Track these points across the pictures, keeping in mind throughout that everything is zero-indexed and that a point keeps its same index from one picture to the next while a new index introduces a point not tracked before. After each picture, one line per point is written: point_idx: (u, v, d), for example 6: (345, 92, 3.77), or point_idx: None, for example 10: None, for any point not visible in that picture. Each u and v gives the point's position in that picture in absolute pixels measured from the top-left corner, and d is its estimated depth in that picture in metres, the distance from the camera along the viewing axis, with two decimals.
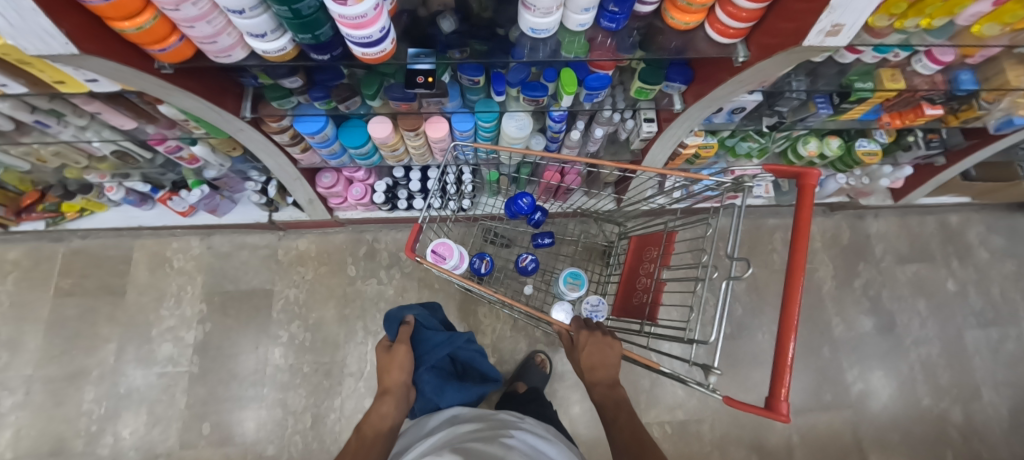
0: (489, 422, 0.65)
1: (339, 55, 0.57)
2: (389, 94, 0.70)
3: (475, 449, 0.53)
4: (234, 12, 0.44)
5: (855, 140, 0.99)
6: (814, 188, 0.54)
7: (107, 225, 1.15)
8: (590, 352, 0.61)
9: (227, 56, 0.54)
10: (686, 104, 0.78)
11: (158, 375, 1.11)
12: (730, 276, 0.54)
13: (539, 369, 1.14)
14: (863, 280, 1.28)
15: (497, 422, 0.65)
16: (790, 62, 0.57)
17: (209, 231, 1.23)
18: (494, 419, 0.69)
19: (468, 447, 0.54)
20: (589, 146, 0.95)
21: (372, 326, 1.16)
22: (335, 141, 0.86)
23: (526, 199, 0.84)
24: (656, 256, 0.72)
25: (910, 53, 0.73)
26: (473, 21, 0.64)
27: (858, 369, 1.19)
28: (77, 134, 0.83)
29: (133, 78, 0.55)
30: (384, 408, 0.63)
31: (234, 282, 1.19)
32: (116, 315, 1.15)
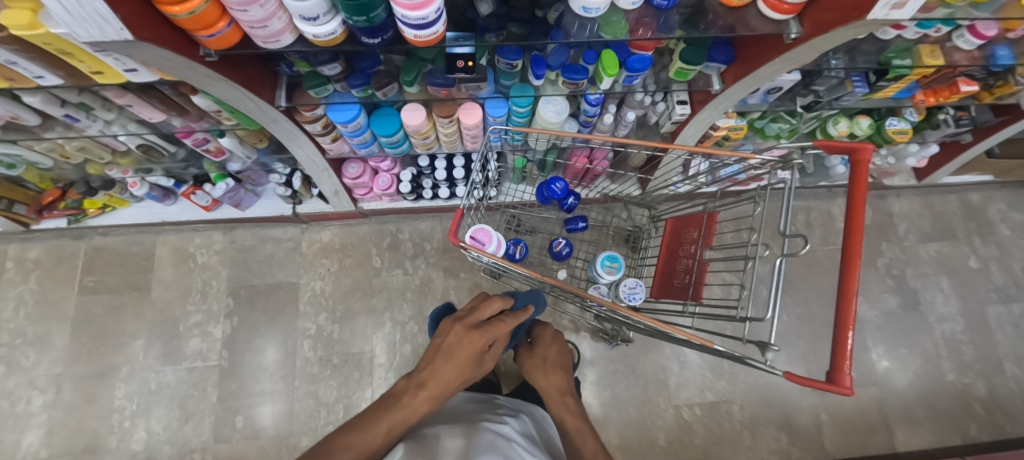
0: (483, 409, 0.70)
1: (388, 38, 0.55)
2: (430, 80, 0.70)
3: (472, 431, 0.58)
4: None
5: (885, 119, 0.98)
6: (869, 163, 0.51)
7: (129, 221, 1.14)
8: (570, 419, 0.70)
9: (275, 41, 0.53)
10: (725, 85, 0.76)
11: (187, 370, 1.11)
12: (784, 253, 0.51)
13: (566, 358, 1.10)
14: (887, 259, 1.28)
15: (489, 410, 0.70)
16: (844, 37, 0.56)
17: (231, 225, 1.22)
18: (486, 403, 0.75)
19: (468, 425, 0.59)
20: (620, 129, 0.95)
21: (400, 316, 1.17)
22: (366, 129, 0.84)
23: (560, 183, 0.81)
24: (697, 237, 0.68)
25: (952, 28, 0.72)
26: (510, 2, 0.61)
27: (882, 347, 1.21)
28: (103, 129, 0.81)
29: (178, 67, 0.54)
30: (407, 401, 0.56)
31: (259, 276, 1.19)
32: (142, 311, 1.15)
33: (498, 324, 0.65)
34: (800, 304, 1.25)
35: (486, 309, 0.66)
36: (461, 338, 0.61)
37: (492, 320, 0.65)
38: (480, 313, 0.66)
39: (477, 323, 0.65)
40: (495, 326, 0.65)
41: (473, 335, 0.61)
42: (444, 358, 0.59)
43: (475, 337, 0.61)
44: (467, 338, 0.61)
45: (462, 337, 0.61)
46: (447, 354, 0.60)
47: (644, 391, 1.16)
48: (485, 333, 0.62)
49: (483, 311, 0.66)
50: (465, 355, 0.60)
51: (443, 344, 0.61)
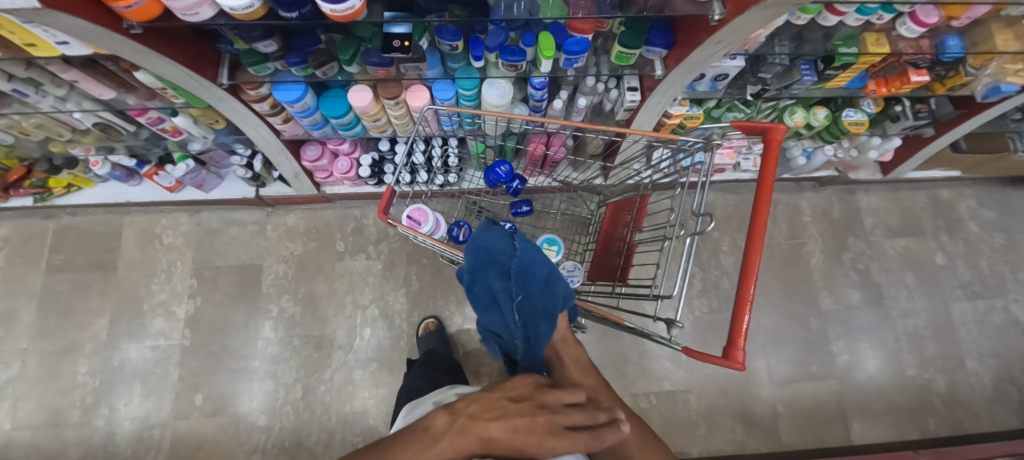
0: None
1: (308, 13, 0.56)
2: (366, 59, 0.70)
3: None
4: None
5: (843, 110, 0.97)
6: (780, 143, 0.51)
7: (95, 201, 1.16)
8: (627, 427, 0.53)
9: (194, 14, 0.52)
10: (667, 70, 0.76)
11: (151, 348, 1.13)
12: (694, 231, 0.52)
13: None
14: (852, 254, 1.28)
15: None
16: (765, 17, 0.56)
17: (197, 207, 1.23)
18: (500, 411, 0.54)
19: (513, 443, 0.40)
20: (573, 116, 0.96)
21: (361, 300, 1.18)
22: (316, 110, 0.85)
23: (504, 167, 0.81)
24: (629, 220, 0.70)
25: (894, 16, 0.72)
26: None
27: (844, 341, 1.21)
28: (56, 105, 0.82)
29: (103, 39, 0.54)
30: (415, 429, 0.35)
31: (223, 258, 1.20)
32: (109, 289, 1.17)
33: (580, 438, 0.34)
34: (763, 297, 1.24)
35: (576, 419, 0.35)
36: (532, 425, 0.33)
37: (580, 435, 0.34)
38: (571, 410, 0.35)
39: (557, 425, 0.34)
40: (575, 443, 0.34)
41: (552, 440, 0.33)
42: (500, 431, 0.33)
43: (551, 444, 0.33)
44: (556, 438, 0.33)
45: (538, 421, 0.33)
46: (503, 424, 0.33)
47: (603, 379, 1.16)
48: (566, 445, 0.33)
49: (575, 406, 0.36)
50: (531, 451, 0.33)
51: (501, 405, 0.35)
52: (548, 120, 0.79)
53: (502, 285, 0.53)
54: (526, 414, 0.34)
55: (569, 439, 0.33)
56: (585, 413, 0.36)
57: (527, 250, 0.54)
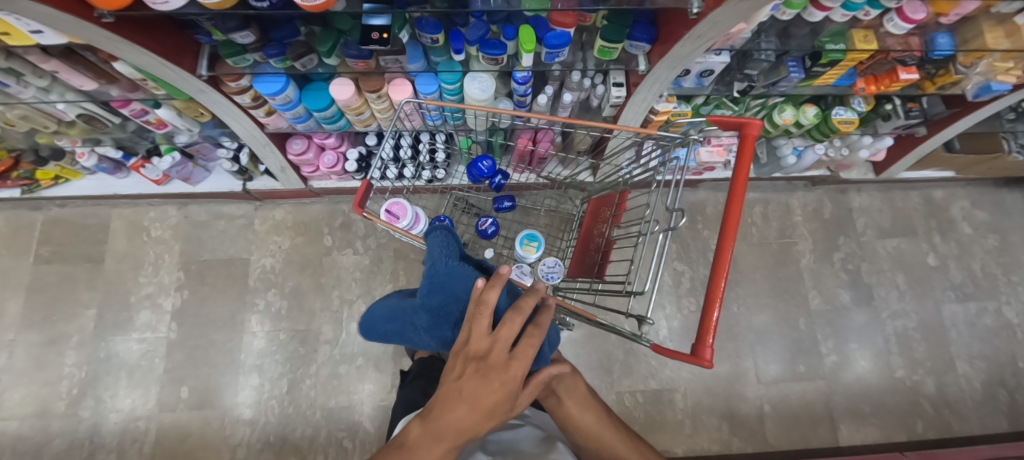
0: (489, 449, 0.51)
1: (279, 3, 0.54)
2: (345, 51, 0.69)
3: None
4: None
5: (833, 108, 0.96)
6: (755, 138, 0.50)
7: (83, 193, 1.16)
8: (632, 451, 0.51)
9: (164, 3, 0.52)
10: (651, 65, 0.76)
11: (137, 341, 1.13)
12: (667, 228, 0.51)
13: None
14: (842, 254, 1.27)
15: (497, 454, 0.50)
16: (743, 11, 0.55)
17: (185, 200, 1.23)
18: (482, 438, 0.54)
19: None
20: (559, 112, 0.95)
21: (348, 295, 1.18)
22: (298, 104, 0.84)
23: (487, 162, 0.81)
24: (608, 216, 0.69)
25: (881, 11, 0.71)
26: None
27: (832, 341, 1.20)
28: (39, 96, 0.81)
29: (74, 27, 0.53)
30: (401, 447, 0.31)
31: (211, 251, 1.20)
32: (96, 281, 1.17)
33: (527, 352, 0.31)
34: (752, 296, 1.23)
35: (508, 336, 0.32)
36: (486, 375, 0.30)
37: (523, 346, 0.32)
38: (502, 337, 0.32)
39: (501, 357, 0.31)
40: (526, 351, 0.32)
41: (505, 373, 0.30)
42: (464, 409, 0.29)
43: (507, 376, 0.30)
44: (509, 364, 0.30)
45: (485, 373, 0.30)
46: (466, 400, 0.29)
47: (589, 378, 1.15)
48: (519, 364, 0.31)
49: (502, 331, 0.33)
50: (497, 399, 0.30)
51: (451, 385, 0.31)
52: (532, 114, 0.78)
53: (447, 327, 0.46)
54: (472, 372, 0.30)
55: (519, 356, 0.31)
56: (509, 324, 0.33)
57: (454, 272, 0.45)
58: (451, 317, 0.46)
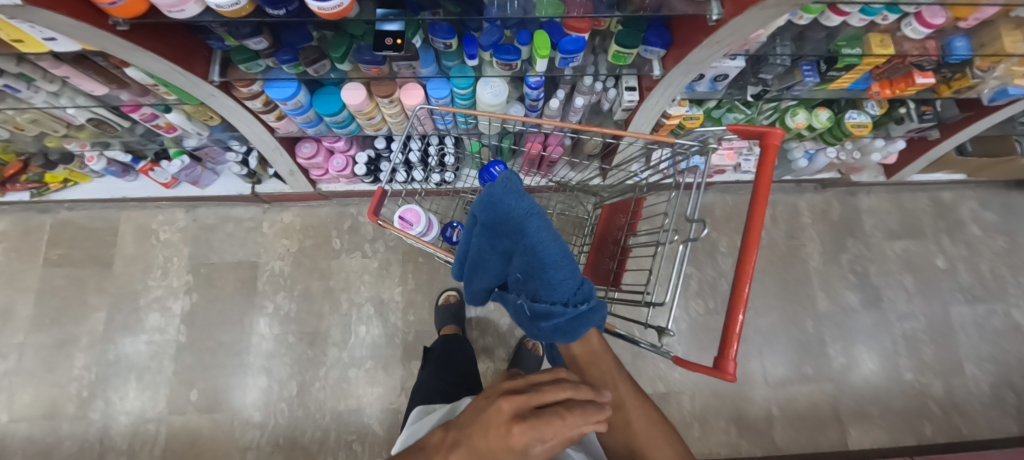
0: None
1: (296, 11, 0.54)
2: (359, 57, 0.69)
3: None
4: None
5: (845, 112, 0.95)
6: (777, 148, 0.50)
7: (91, 196, 1.15)
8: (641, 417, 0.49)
9: (180, 11, 0.52)
10: (665, 70, 0.75)
11: (146, 344, 1.13)
12: (687, 238, 0.50)
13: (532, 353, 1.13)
14: (852, 256, 1.27)
15: None
16: (764, 19, 0.54)
17: (193, 203, 1.23)
18: None
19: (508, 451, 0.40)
20: (570, 115, 0.94)
21: (356, 298, 1.18)
22: (309, 108, 0.84)
23: (499, 168, 0.80)
24: (623, 223, 0.69)
25: (899, 16, 0.70)
26: None
27: (841, 344, 1.20)
28: (49, 100, 0.81)
29: (89, 36, 0.53)
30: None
31: (219, 253, 1.20)
32: (104, 284, 1.17)
33: (555, 420, 0.28)
34: (761, 298, 1.23)
35: (548, 394, 0.30)
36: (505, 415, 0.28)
37: (557, 419, 0.28)
38: (543, 395, 0.30)
39: (527, 408, 0.29)
40: (554, 421, 0.28)
41: (520, 426, 0.27)
42: (477, 439, 0.28)
43: (520, 429, 0.27)
44: (533, 420, 0.28)
45: (504, 414, 0.28)
46: (481, 428, 0.29)
47: None
48: (538, 427, 0.27)
49: (547, 390, 0.31)
50: (503, 452, 0.27)
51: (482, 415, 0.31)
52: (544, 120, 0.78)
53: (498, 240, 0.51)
54: (497, 408, 0.29)
55: (543, 418, 0.28)
56: (558, 389, 0.31)
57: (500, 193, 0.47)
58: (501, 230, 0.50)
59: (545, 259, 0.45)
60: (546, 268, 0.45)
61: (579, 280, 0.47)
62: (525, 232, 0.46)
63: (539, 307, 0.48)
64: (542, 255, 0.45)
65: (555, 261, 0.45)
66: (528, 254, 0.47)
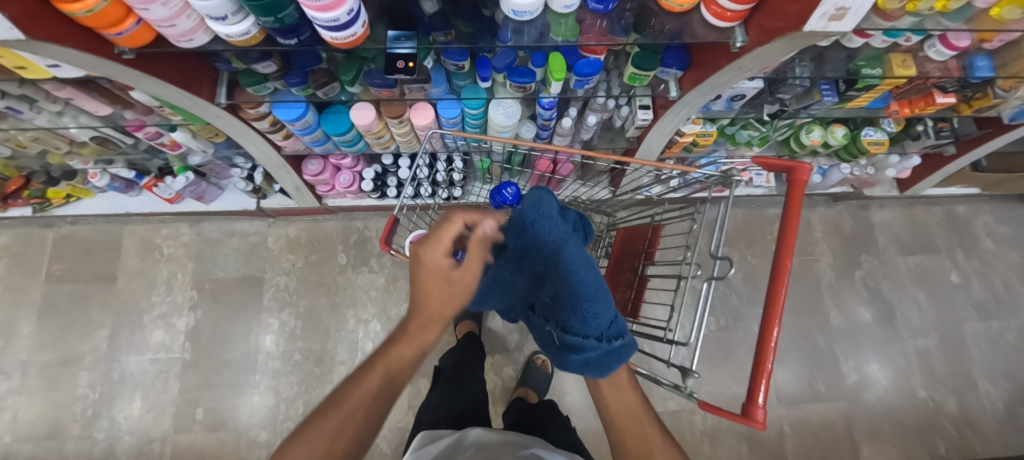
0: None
1: (308, 39, 0.53)
2: (370, 80, 0.68)
3: None
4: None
5: (861, 128, 0.94)
6: (805, 184, 0.49)
7: (94, 212, 1.14)
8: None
9: (188, 40, 0.50)
10: (682, 91, 0.73)
11: (151, 361, 1.12)
12: (713, 277, 0.48)
13: (541, 370, 1.12)
14: (864, 271, 1.25)
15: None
16: (789, 50, 0.53)
17: (198, 218, 1.21)
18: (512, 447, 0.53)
19: None
20: (582, 134, 0.92)
21: (363, 314, 1.16)
22: (317, 128, 0.82)
23: (511, 189, 0.79)
24: (641, 250, 0.67)
25: (924, 36, 0.67)
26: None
27: (853, 361, 1.18)
28: (52, 121, 0.79)
29: (95, 65, 0.52)
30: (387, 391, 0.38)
31: (224, 269, 1.19)
32: (108, 300, 1.16)
33: (444, 232, 0.38)
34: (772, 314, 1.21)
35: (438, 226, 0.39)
36: (418, 263, 0.37)
37: (449, 229, 0.39)
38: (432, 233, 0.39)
39: (426, 241, 0.38)
40: (445, 233, 0.38)
41: (426, 251, 0.37)
42: (418, 296, 0.37)
43: (433, 259, 0.37)
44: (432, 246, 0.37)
45: (416, 263, 0.37)
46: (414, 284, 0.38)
47: None
48: (437, 248, 0.37)
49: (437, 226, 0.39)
50: (432, 278, 0.37)
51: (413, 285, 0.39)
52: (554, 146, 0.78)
53: (524, 266, 0.50)
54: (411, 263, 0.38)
55: (438, 236, 0.38)
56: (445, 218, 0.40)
57: (534, 219, 0.48)
58: (528, 257, 0.49)
59: (581, 290, 0.45)
60: (581, 297, 0.45)
61: (613, 315, 0.47)
62: (562, 261, 0.46)
63: (569, 340, 0.47)
64: (578, 285, 0.45)
65: (591, 292, 0.45)
66: (562, 284, 0.46)
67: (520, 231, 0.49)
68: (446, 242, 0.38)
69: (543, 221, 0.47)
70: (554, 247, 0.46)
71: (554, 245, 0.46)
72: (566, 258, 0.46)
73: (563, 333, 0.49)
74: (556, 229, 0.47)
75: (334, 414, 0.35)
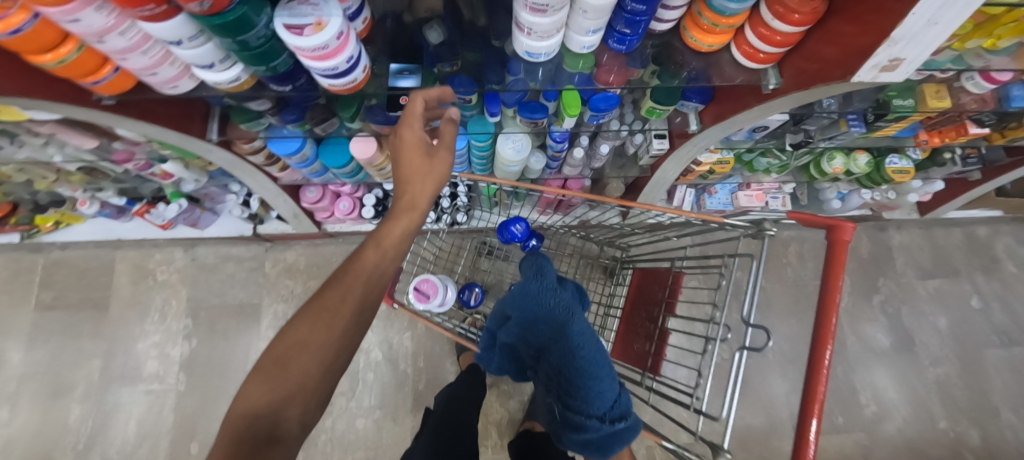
0: None
1: (304, 85, 0.49)
2: (371, 117, 0.63)
3: None
4: (171, 43, 0.38)
5: (885, 156, 0.90)
6: (848, 246, 0.43)
7: (84, 237, 1.10)
8: None
9: (173, 87, 0.46)
10: (703, 125, 0.70)
11: (144, 392, 1.08)
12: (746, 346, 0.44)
13: None
14: (882, 296, 1.21)
15: None
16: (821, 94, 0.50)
17: (193, 242, 1.17)
18: None
19: None
20: (594, 163, 0.88)
21: (364, 343, 1.12)
22: (315, 160, 0.79)
23: (520, 226, 0.75)
24: (661, 299, 0.62)
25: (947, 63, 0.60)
26: (466, 29, 0.56)
27: (871, 390, 1.14)
28: (35, 153, 0.75)
29: (70, 112, 0.48)
30: (383, 264, 0.40)
31: (220, 295, 1.15)
32: (99, 329, 1.12)
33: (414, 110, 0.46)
34: (787, 341, 1.17)
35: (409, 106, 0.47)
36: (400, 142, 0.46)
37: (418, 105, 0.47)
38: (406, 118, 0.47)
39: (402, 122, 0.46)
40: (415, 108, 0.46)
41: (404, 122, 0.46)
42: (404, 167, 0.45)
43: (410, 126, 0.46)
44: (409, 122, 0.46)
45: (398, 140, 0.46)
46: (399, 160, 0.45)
47: None
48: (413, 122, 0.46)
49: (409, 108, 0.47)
50: (411, 146, 0.45)
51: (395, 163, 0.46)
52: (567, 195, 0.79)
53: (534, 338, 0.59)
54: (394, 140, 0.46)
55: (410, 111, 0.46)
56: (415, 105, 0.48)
57: (543, 298, 0.59)
58: (538, 331, 0.58)
59: (585, 364, 0.52)
60: (586, 370, 0.52)
61: (616, 392, 0.53)
62: (568, 335, 0.55)
63: (574, 416, 0.52)
64: (583, 359, 0.53)
65: (595, 370, 0.52)
66: (567, 358, 0.54)
67: (531, 307, 0.59)
68: (420, 122, 0.46)
69: (550, 299, 0.59)
70: (561, 322, 0.56)
71: (561, 320, 0.56)
72: (572, 332, 0.55)
73: (568, 409, 0.54)
74: (563, 304, 0.58)
75: (332, 292, 0.37)
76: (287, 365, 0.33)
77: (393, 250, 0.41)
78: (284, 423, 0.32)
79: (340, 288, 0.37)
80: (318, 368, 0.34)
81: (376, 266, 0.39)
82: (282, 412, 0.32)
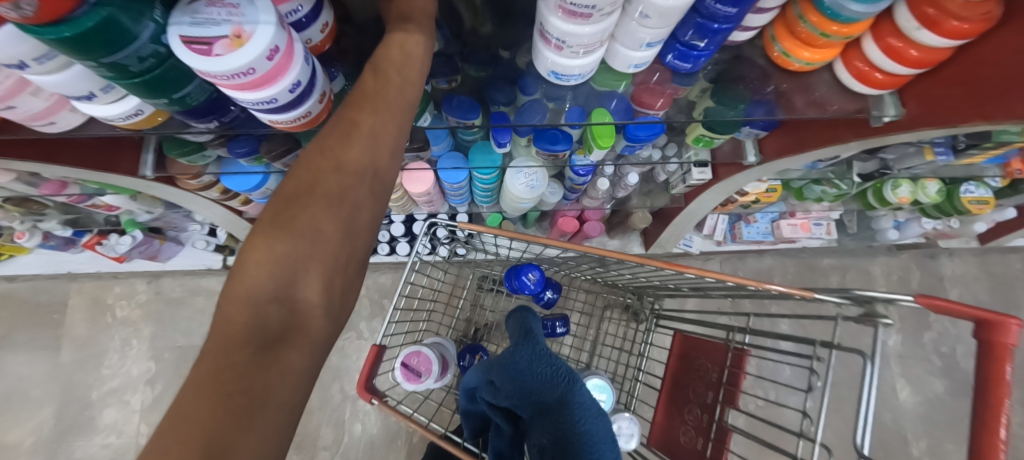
0: None
1: (236, 118, 0.35)
2: None
3: None
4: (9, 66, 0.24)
5: (959, 183, 0.77)
6: None
7: (30, 270, 0.99)
8: None
9: (49, 122, 0.33)
10: (764, 157, 0.56)
11: (99, 448, 0.94)
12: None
13: None
14: (934, 334, 1.07)
15: None
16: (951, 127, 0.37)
17: (157, 274, 1.03)
18: None
19: None
20: (618, 193, 0.73)
21: (350, 389, 0.99)
22: None
23: (534, 275, 0.62)
24: (716, 382, 0.48)
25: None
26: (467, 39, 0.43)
27: (924, 442, 1.01)
28: None
29: None
30: (400, 97, 0.30)
31: (188, 335, 1.01)
32: (50, 373, 0.98)
33: None
34: None
35: None
36: None
37: None
38: None
39: None
40: None
41: None
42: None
43: None
44: None
45: None
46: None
47: None
48: None
49: None
50: None
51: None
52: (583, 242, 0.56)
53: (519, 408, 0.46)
54: None
55: None
56: None
57: (534, 359, 0.48)
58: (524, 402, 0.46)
59: (592, 441, 0.40)
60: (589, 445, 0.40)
61: None
62: (568, 404, 0.43)
63: None
64: (585, 432, 0.41)
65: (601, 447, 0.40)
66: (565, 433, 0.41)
67: (518, 367, 0.47)
68: None
69: (543, 361, 0.47)
70: (557, 389, 0.44)
71: (557, 386, 0.45)
72: (575, 399, 0.43)
73: None
74: (561, 367, 0.46)
75: (339, 120, 0.28)
76: (291, 224, 0.25)
77: (404, 75, 0.31)
78: (303, 303, 0.25)
79: (342, 121, 0.28)
80: (336, 226, 0.26)
81: (387, 93, 0.30)
82: (293, 291, 0.24)
